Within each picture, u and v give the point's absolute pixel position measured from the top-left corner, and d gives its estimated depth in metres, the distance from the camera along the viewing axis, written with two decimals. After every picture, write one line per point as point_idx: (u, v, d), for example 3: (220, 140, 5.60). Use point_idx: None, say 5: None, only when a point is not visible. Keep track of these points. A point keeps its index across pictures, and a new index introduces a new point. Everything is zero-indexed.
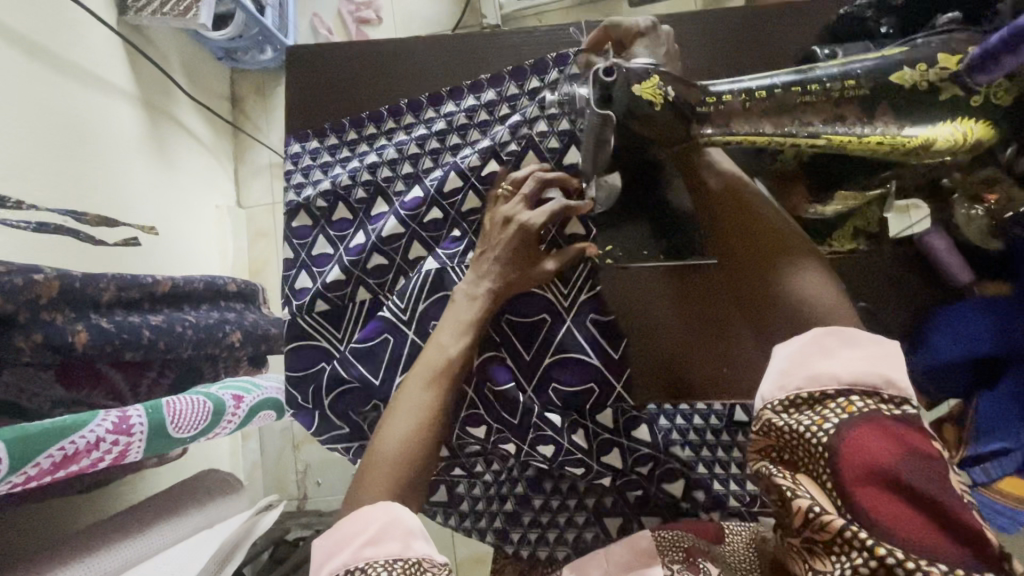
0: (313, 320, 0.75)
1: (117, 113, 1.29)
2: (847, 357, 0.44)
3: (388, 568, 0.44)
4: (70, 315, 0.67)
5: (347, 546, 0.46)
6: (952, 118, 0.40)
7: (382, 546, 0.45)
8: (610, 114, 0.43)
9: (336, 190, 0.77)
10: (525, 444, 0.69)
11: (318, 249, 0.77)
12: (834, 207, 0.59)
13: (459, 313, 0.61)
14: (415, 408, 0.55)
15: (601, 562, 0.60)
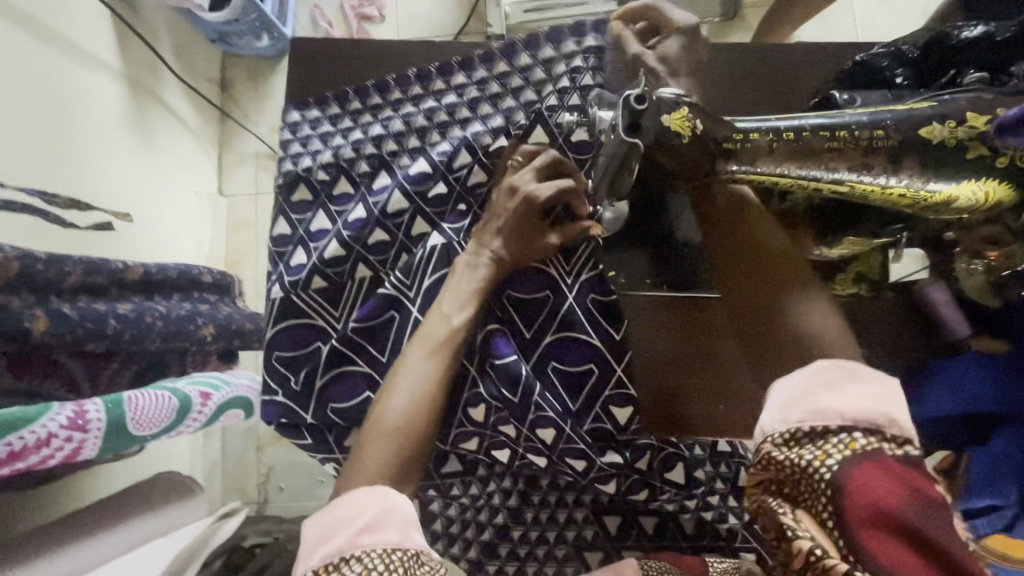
0: (309, 297, 0.70)
1: (99, 87, 1.23)
2: (855, 392, 0.40)
3: (386, 560, 0.40)
4: (28, 299, 0.61)
5: (340, 532, 0.41)
6: (977, 177, 0.40)
7: (381, 532, 0.41)
8: (638, 143, 0.41)
9: (339, 164, 0.73)
10: (525, 427, 0.64)
11: (317, 225, 0.72)
12: (840, 251, 0.59)
13: (460, 283, 0.60)
14: (418, 375, 0.52)
15: None
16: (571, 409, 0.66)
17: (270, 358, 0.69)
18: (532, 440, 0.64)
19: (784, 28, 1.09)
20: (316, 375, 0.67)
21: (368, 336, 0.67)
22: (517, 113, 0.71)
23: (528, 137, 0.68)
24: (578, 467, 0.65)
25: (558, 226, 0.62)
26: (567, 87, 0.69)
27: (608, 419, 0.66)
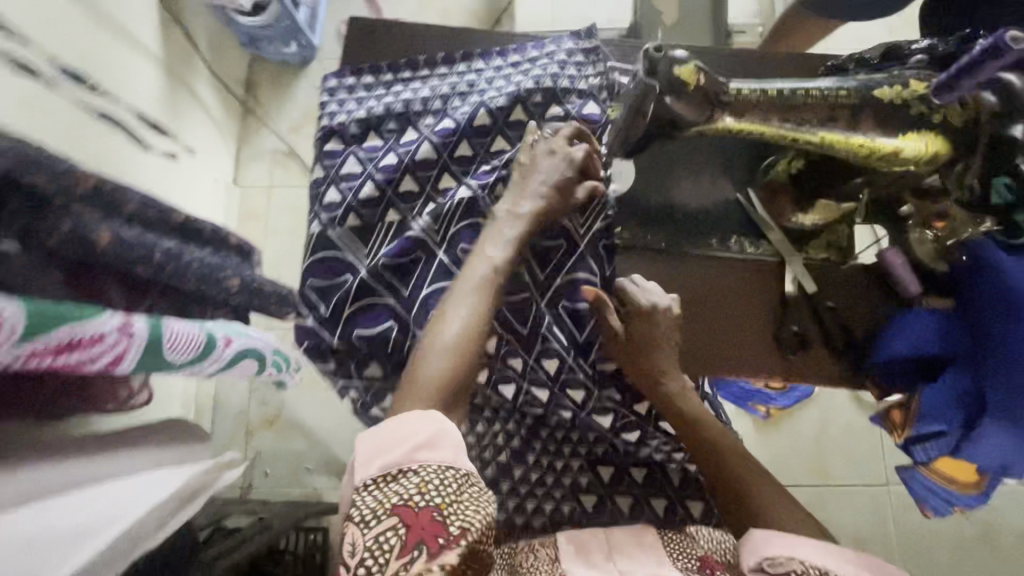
0: (341, 233, 0.77)
1: (143, 70, 1.28)
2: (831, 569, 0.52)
3: (440, 475, 0.47)
4: (97, 215, 0.62)
5: (398, 447, 0.48)
6: (917, 134, 0.51)
7: (435, 451, 0.48)
8: (653, 83, 0.51)
9: (369, 120, 0.79)
10: (531, 358, 0.75)
11: (349, 171, 0.78)
12: (813, 218, 0.69)
13: (501, 229, 0.68)
14: (467, 307, 0.61)
15: (604, 543, 0.67)
16: (578, 339, 0.75)
17: (305, 283, 0.77)
18: (537, 370, 0.75)
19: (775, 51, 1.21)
20: (344, 303, 0.75)
21: (396, 272, 0.75)
22: (534, 90, 0.77)
23: (544, 113, 0.77)
24: (577, 398, 0.76)
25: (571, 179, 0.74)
26: (581, 71, 0.78)
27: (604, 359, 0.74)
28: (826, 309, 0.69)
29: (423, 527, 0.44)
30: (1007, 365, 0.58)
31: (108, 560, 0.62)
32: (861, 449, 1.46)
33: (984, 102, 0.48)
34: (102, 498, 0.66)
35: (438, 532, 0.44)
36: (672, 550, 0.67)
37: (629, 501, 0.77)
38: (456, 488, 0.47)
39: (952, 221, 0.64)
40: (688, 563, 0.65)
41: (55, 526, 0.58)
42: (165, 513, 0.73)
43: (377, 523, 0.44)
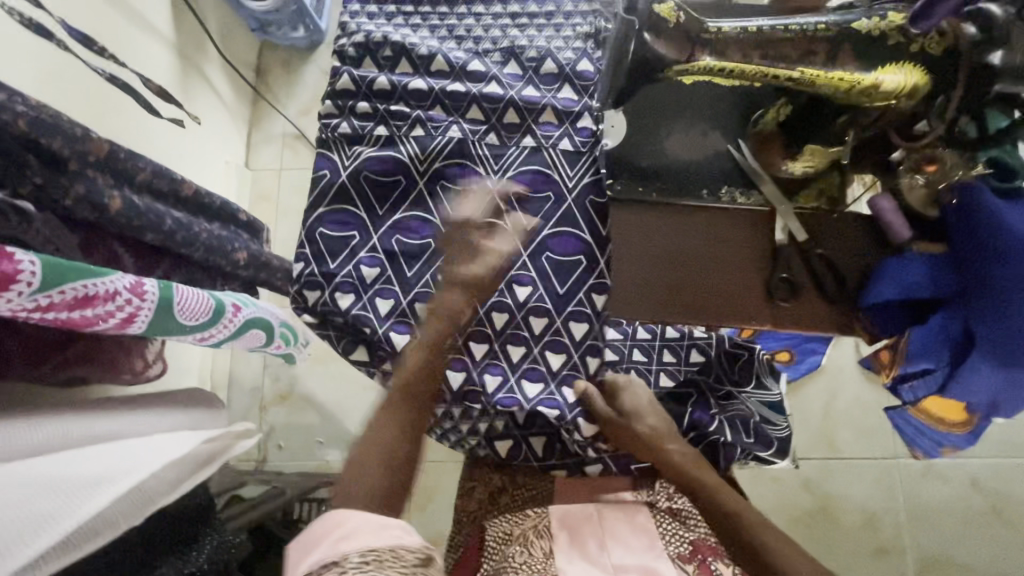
0: (332, 137, 0.76)
1: (152, 51, 1.30)
2: None
3: (361, 557, 0.48)
4: (109, 181, 0.63)
5: (320, 544, 0.50)
6: (899, 64, 0.52)
7: (350, 541, 0.49)
8: (632, 19, 0.53)
9: (368, 45, 0.77)
10: (508, 296, 0.73)
11: (361, 109, 0.75)
12: (803, 164, 0.69)
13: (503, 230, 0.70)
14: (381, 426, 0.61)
15: (598, 534, 0.72)
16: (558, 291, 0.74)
17: (315, 232, 0.73)
18: (519, 328, 0.73)
19: None
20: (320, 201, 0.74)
21: (376, 189, 0.74)
22: (526, 45, 0.78)
23: (538, 69, 0.77)
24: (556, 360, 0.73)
25: (568, 116, 0.76)
26: (577, 20, 0.79)
27: (587, 304, 0.73)
28: (818, 258, 0.69)
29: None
30: (995, 308, 0.59)
31: (120, 514, 0.59)
32: (871, 422, 1.41)
33: (963, 31, 0.50)
34: (122, 451, 0.64)
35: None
36: (664, 532, 0.73)
37: (599, 467, 0.78)
38: (376, 557, 0.48)
39: (941, 164, 0.63)
40: (679, 548, 0.71)
41: (64, 475, 0.56)
42: (179, 474, 0.68)
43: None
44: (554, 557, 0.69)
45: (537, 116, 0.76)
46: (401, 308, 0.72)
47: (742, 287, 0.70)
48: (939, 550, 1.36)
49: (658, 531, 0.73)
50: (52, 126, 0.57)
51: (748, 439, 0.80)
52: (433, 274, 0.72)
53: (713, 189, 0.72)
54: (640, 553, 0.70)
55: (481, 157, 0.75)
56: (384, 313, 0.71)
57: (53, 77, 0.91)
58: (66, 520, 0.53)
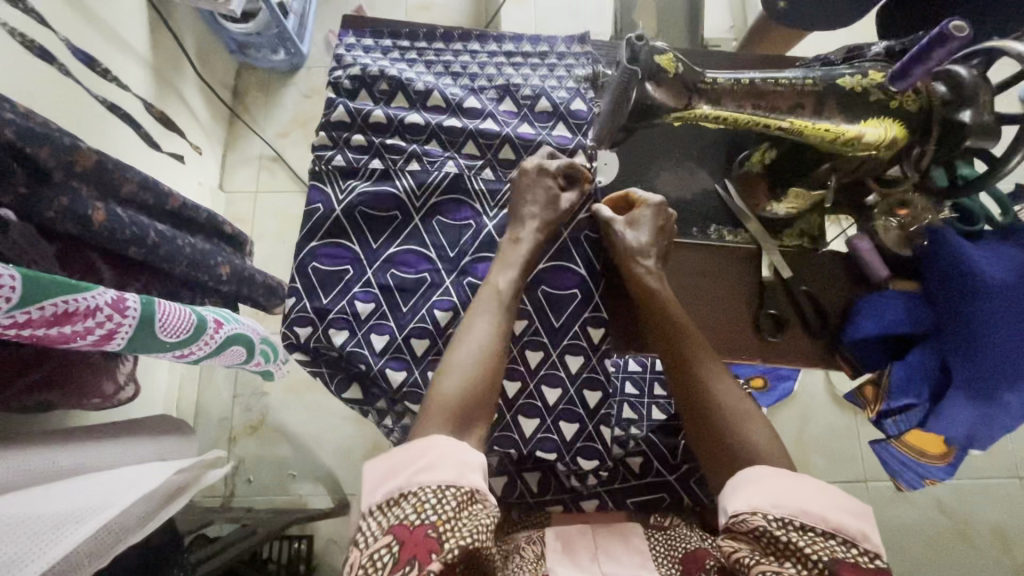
0: (327, 171, 0.75)
1: (127, 68, 1.26)
2: (747, 491, 0.53)
3: (440, 494, 0.47)
4: (93, 192, 0.60)
5: (401, 473, 0.49)
6: (878, 120, 0.55)
7: (436, 471, 0.49)
8: (636, 70, 0.54)
9: (364, 77, 0.78)
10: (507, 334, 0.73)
11: (356, 141, 0.75)
12: (786, 207, 0.72)
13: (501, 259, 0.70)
14: (476, 349, 0.61)
15: (591, 546, 0.68)
16: (555, 324, 0.74)
17: (307, 267, 0.72)
18: (516, 363, 0.73)
19: (766, 48, 1.22)
20: (312, 235, 0.73)
21: (371, 223, 0.73)
22: (521, 84, 0.79)
23: (533, 108, 0.79)
24: (553, 395, 0.73)
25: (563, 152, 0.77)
26: (569, 62, 0.81)
27: (583, 337, 0.73)
28: (801, 294, 0.72)
29: (416, 543, 0.44)
30: (970, 346, 0.62)
31: (86, 555, 0.55)
32: (844, 446, 1.42)
33: (933, 90, 0.54)
34: (90, 485, 0.60)
35: (430, 548, 0.44)
36: (655, 554, 0.66)
37: (595, 503, 0.76)
38: (456, 505, 0.47)
39: (912, 207, 0.69)
40: (671, 568, 0.63)
41: (33, 513, 0.52)
42: (148, 508, 0.65)
43: (374, 543, 0.45)
44: (545, 558, 0.64)
45: (532, 152, 0.77)
46: (396, 344, 0.70)
47: (744, 324, 0.72)
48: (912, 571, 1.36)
49: (652, 552, 0.67)
50: (40, 132, 0.53)
51: None
52: (432, 307, 0.72)
53: (702, 228, 0.75)
54: (633, 568, 0.64)
55: (477, 192, 0.75)
56: (379, 350, 0.70)
57: (29, 94, 0.87)
58: (29, 566, 0.48)
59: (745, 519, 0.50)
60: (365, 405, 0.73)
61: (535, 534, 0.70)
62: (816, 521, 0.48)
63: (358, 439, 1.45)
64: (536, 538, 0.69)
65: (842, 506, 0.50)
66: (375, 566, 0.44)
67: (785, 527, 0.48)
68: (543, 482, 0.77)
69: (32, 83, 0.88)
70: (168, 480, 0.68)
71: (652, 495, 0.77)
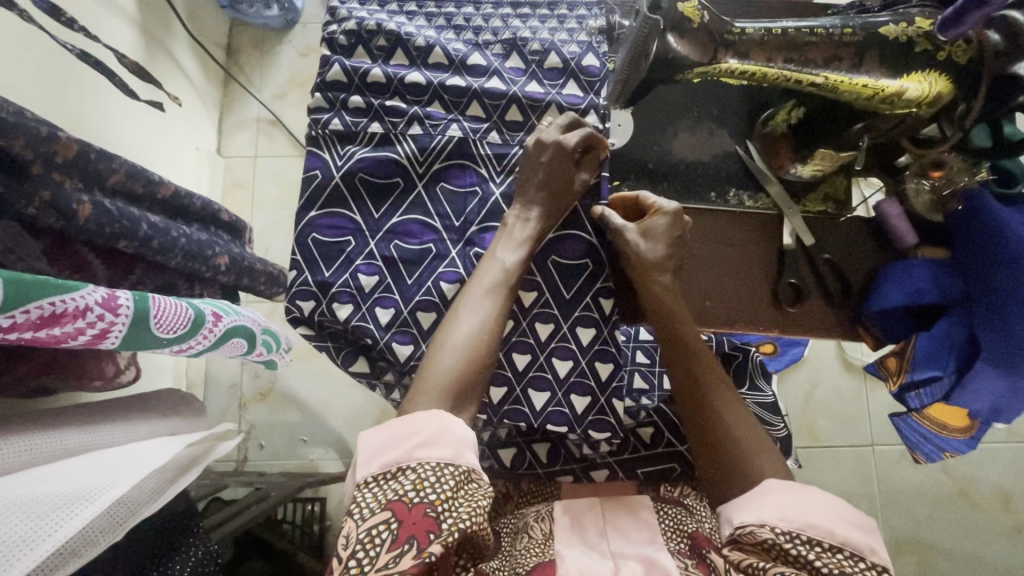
0: (324, 135, 0.71)
1: (113, 30, 1.20)
2: (758, 502, 0.51)
3: (438, 472, 0.47)
4: (77, 184, 0.57)
5: (398, 446, 0.48)
6: (921, 74, 0.51)
7: (436, 448, 0.48)
8: (657, 18, 0.49)
9: (360, 33, 0.72)
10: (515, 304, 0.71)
11: (354, 103, 0.71)
12: (812, 169, 0.68)
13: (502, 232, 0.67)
14: (476, 323, 0.59)
15: (598, 521, 0.67)
16: (564, 295, 0.72)
17: (307, 239, 0.69)
18: (525, 335, 0.71)
19: None
20: (311, 203, 0.70)
21: (371, 191, 0.70)
22: (529, 38, 0.74)
23: (541, 65, 0.73)
24: (563, 367, 0.71)
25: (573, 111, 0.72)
26: (581, 12, 0.75)
27: (595, 308, 0.72)
28: (824, 262, 0.69)
29: (416, 522, 0.44)
30: (997, 314, 0.59)
31: (99, 530, 0.55)
32: (852, 410, 1.40)
33: (986, 39, 0.49)
34: (99, 463, 0.60)
35: (429, 527, 0.44)
36: (665, 528, 0.66)
37: (605, 473, 0.76)
38: (454, 484, 0.47)
39: (947, 169, 0.65)
40: (679, 545, 0.64)
41: (41, 494, 0.51)
42: (161, 481, 0.64)
43: (371, 517, 0.45)
44: (555, 538, 0.65)
45: (541, 114, 0.72)
46: (402, 318, 0.68)
47: (762, 296, 0.69)
48: (919, 535, 1.36)
49: (661, 526, 0.66)
50: (16, 124, 0.50)
51: None
52: (438, 278, 0.69)
53: (720, 192, 0.71)
54: (641, 545, 0.64)
55: (482, 157, 0.72)
56: (385, 324, 0.68)
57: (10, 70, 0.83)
58: (40, 546, 0.48)
59: (749, 530, 0.50)
60: (372, 379, 0.72)
61: (545, 509, 0.71)
62: (823, 535, 0.48)
63: (366, 405, 1.46)
64: (545, 513, 0.69)
65: (847, 516, 0.50)
66: (372, 542, 0.43)
67: (791, 538, 0.48)
68: (552, 453, 0.76)
69: (12, 61, 0.84)
70: (181, 453, 0.68)
71: (663, 466, 0.76)
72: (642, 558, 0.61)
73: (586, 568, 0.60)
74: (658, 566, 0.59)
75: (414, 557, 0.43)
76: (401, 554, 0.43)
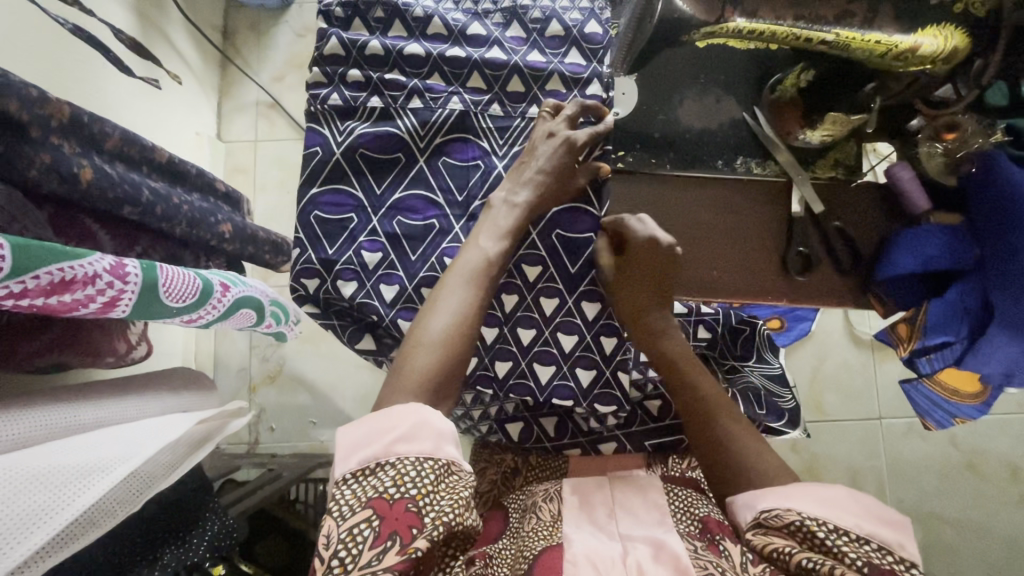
0: (324, 111, 0.70)
1: (104, 9, 1.18)
2: (790, 491, 0.52)
3: (418, 466, 0.47)
4: (75, 148, 0.57)
5: (377, 442, 0.48)
6: (937, 29, 0.49)
7: (415, 443, 0.48)
8: None
9: (357, 4, 0.71)
10: (523, 284, 0.71)
11: (352, 77, 0.70)
12: (821, 135, 0.66)
13: (496, 219, 0.65)
14: (454, 305, 0.58)
15: (607, 501, 0.68)
16: (568, 269, 0.71)
17: (309, 216, 0.69)
18: (530, 310, 0.71)
19: None
20: (312, 179, 0.69)
21: (373, 166, 0.69)
22: (529, 6, 0.72)
23: (542, 34, 0.72)
24: (569, 342, 0.71)
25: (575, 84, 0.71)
26: None
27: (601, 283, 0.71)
28: (834, 229, 0.68)
29: (398, 518, 0.45)
30: (1013, 274, 0.58)
31: (118, 502, 0.57)
32: (860, 385, 1.40)
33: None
34: (113, 436, 0.61)
35: (412, 522, 0.45)
36: (675, 509, 0.66)
37: (613, 446, 0.75)
38: (434, 477, 0.47)
39: (961, 131, 0.63)
40: (689, 527, 0.63)
41: (56, 466, 0.52)
42: (174, 456, 0.66)
43: (353, 515, 0.45)
44: (562, 519, 0.65)
45: (544, 83, 0.71)
46: (407, 295, 0.68)
47: (768, 264, 0.68)
48: (926, 508, 1.36)
49: (671, 506, 0.66)
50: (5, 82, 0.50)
51: (759, 410, 0.81)
52: (442, 253, 0.69)
53: (727, 161, 0.69)
54: (650, 526, 0.64)
55: (484, 130, 0.70)
56: (389, 301, 0.68)
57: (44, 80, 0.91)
58: (58, 516, 0.49)
59: (779, 515, 0.51)
60: (378, 355, 0.72)
61: (553, 488, 0.71)
62: (850, 526, 0.49)
63: (375, 386, 1.46)
64: (554, 493, 0.70)
65: (872, 507, 0.51)
66: (355, 540, 0.44)
67: (818, 526, 0.49)
68: (560, 427, 0.75)
69: (43, 69, 0.91)
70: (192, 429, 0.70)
71: (672, 438, 0.76)
72: (651, 540, 0.61)
73: (596, 550, 0.60)
74: (665, 549, 0.58)
75: (398, 553, 0.44)
76: (384, 550, 0.44)
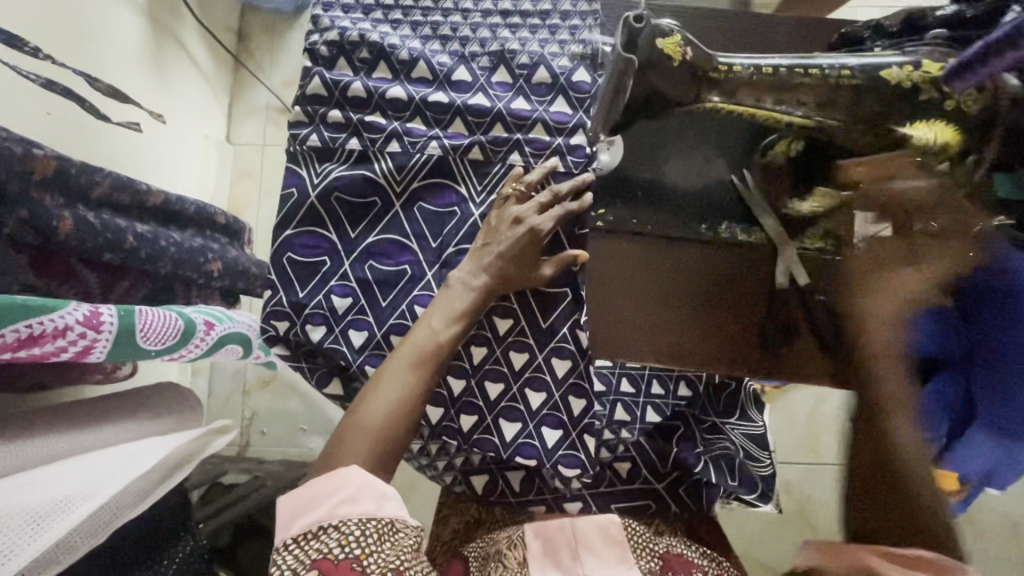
0: (302, 151, 0.69)
1: (118, 16, 1.19)
2: None
3: (362, 526, 0.49)
4: (58, 199, 0.62)
5: (320, 505, 0.50)
6: (930, 125, 0.49)
7: (357, 504, 0.50)
8: (633, 58, 0.49)
9: (342, 43, 0.70)
10: (493, 342, 0.70)
11: (332, 118, 0.69)
12: (810, 207, 0.63)
13: (452, 301, 0.64)
14: (398, 385, 0.58)
15: (568, 540, 0.65)
16: (540, 326, 0.70)
17: (281, 258, 0.68)
18: (499, 364, 0.70)
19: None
20: (287, 222, 0.69)
21: (347, 211, 0.69)
22: (517, 50, 0.71)
23: (529, 82, 0.70)
24: (537, 398, 0.69)
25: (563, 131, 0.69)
26: (576, 23, 0.72)
27: (571, 341, 0.69)
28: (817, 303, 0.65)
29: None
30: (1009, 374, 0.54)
31: (82, 535, 0.59)
32: None
33: (1004, 85, 0.45)
34: (80, 468, 0.64)
35: None
36: (634, 545, 0.66)
37: (578, 506, 0.75)
38: (376, 537, 0.49)
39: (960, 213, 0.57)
40: (650, 564, 0.64)
41: (19, 503, 0.55)
42: (145, 485, 0.68)
43: None
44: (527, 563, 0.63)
45: (527, 132, 0.69)
46: (375, 342, 0.67)
47: (742, 338, 0.66)
48: None
49: (630, 542, 0.66)
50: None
51: (732, 481, 0.74)
52: (412, 303, 0.68)
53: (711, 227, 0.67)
54: (613, 564, 0.63)
55: (462, 176, 0.69)
56: (357, 347, 0.67)
57: (54, 137, 0.94)
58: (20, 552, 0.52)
59: None
60: (345, 401, 0.71)
61: (514, 535, 0.68)
62: None
63: None
64: (517, 539, 0.67)
65: None
66: None
67: None
68: (526, 482, 0.74)
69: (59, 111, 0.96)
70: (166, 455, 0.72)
71: (638, 502, 0.76)
72: None
73: None
74: None
75: None
76: None
